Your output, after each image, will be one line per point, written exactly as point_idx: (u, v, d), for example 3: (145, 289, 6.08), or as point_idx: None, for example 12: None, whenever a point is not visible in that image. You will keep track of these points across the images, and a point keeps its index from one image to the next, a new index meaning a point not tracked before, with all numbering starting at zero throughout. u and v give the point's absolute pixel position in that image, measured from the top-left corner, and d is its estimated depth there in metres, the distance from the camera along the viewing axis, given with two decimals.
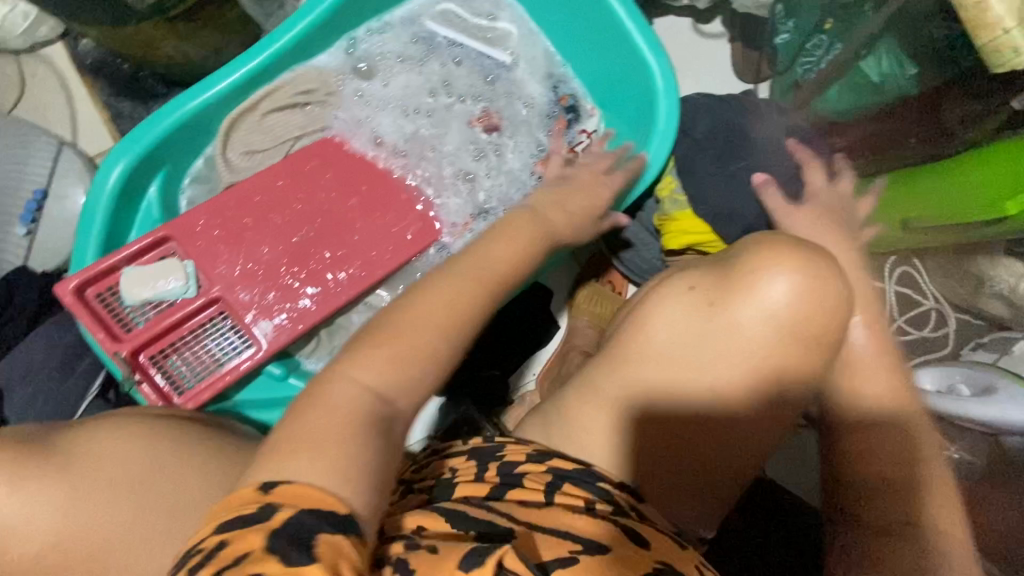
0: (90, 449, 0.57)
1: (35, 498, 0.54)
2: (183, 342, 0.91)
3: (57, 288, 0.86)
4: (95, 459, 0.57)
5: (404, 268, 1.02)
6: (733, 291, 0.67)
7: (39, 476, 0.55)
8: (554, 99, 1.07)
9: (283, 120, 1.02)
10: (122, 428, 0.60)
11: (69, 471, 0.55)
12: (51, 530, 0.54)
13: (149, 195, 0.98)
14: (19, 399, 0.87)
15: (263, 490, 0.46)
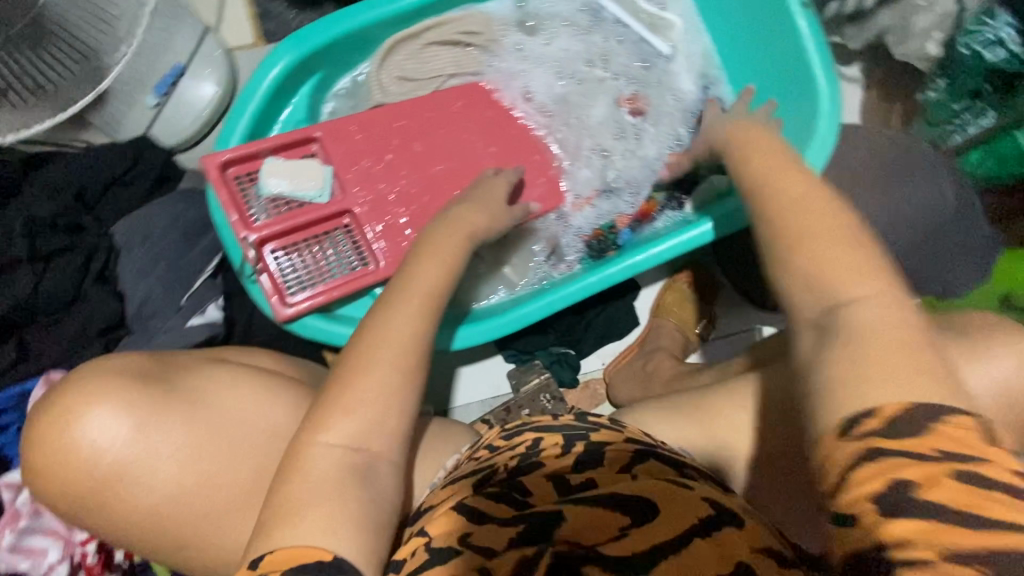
0: (215, 391, 0.70)
1: (160, 434, 0.65)
2: (305, 245, 0.92)
3: (203, 159, 0.86)
4: (205, 403, 0.69)
5: (524, 228, 1.04)
6: (958, 352, 0.65)
7: (168, 413, 0.66)
8: (702, 98, 1.07)
9: (440, 55, 1.02)
10: (228, 381, 0.72)
11: (194, 405, 0.68)
12: (176, 456, 0.65)
13: (301, 94, 0.98)
14: (134, 261, 0.85)
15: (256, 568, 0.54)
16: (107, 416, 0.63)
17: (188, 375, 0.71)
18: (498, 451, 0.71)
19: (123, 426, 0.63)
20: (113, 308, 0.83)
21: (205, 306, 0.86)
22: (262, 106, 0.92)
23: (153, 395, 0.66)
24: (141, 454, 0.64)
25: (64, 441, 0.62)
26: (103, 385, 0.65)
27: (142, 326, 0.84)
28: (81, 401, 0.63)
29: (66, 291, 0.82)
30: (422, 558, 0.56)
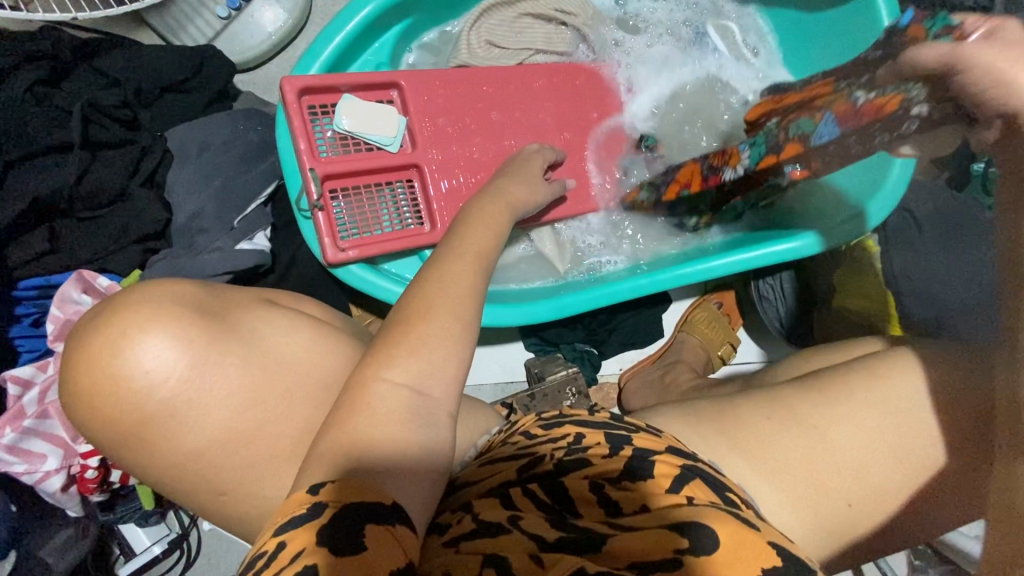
0: (271, 336, 0.61)
1: (213, 377, 0.55)
2: (365, 190, 0.88)
3: (281, 80, 0.81)
4: (255, 339, 0.59)
5: (573, 218, 1.02)
6: None
7: (227, 353, 0.57)
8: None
9: (533, 28, 0.99)
10: (275, 322, 0.62)
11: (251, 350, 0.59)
12: (229, 402, 0.56)
13: (385, 38, 0.95)
14: (188, 172, 0.81)
15: (313, 490, 0.43)
16: (160, 347, 0.53)
17: (244, 315, 0.61)
18: (535, 436, 0.65)
19: (179, 362, 0.54)
20: (159, 215, 0.78)
21: (256, 232, 0.81)
22: (347, 42, 0.88)
23: (209, 331, 0.57)
24: (189, 395, 0.54)
25: (109, 369, 0.52)
26: (157, 310, 0.55)
27: (186, 240, 0.79)
28: (136, 327, 0.53)
29: (112, 188, 0.77)
30: (467, 526, 0.53)
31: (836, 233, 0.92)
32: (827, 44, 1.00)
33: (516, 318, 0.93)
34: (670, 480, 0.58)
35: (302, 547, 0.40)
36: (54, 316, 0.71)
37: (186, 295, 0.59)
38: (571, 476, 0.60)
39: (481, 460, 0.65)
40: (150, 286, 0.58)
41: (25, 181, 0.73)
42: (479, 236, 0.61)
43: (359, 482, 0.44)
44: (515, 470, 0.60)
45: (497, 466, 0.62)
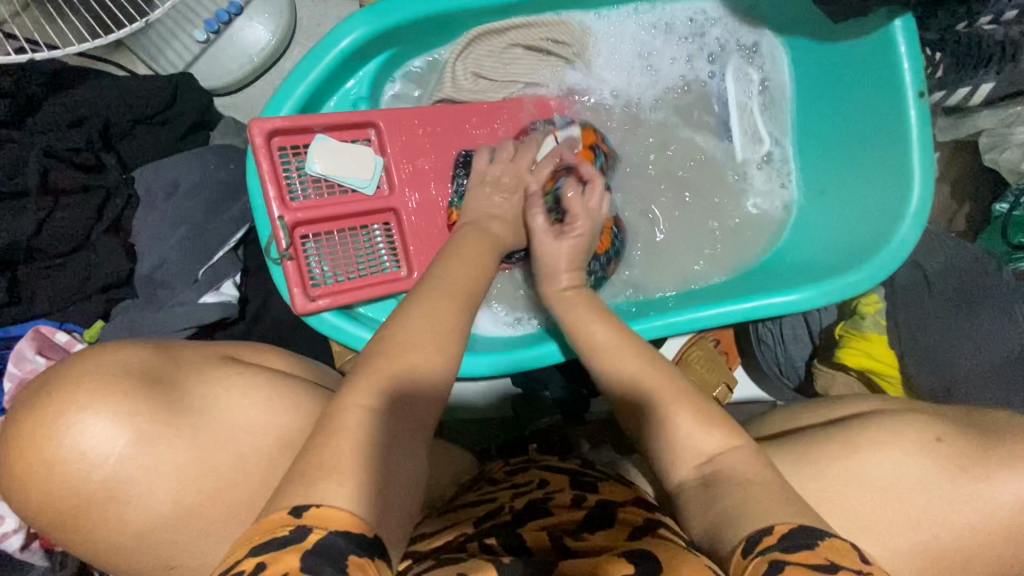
0: (225, 399, 0.60)
1: (165, 446, 0.55)
2: (338, 235, 0.84)
3: (251, 122, 0.77)
4: (215, 396, 0.60)
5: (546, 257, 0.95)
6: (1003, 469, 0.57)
7: (176, 424, 0.56)
8: (780, 163, 1.02)
9: (523, 59, 0.94)
10: (237, 379, 0.62)
11: (199, 418, 0.58)
12: (178, 472, 0.55)
13: (365, 70, 0.90)
14: (154, 218, 0.78)
15: (296, 512, 0.41)
16: (102, 426, 0.52)
17: (194, 378, 0.60)
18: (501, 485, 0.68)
19: (120, 440, 0.53)
20: (121, 265, 0.75)
21: (222, 282, 0.78)
22: (324, 75, 0.83)
23: (155, 403, 0.55)
24: (143, 472, 0.53)
25: (49, 456, 0.51)
26: (99, 385, 0.53)
27: (151, 291, 0.77)
28: (80, 399, 0.52)
29: (73, 237, 0.74)
30: (426, 561, 0.53)
31: (837, 288, 0.86)
32: (854, 85, 0.91)
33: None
34: (633, 524, 0.56)
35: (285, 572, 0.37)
36: (9, 375, 0.69)
37: (141, 353, 0.59)
38: (528, 526, 0.58)
39: (443, 513, 0.66)
40: (98, 354, 0.57)
41: None
42: (435, 320, 0.57)
43: (359, 515, 0.42)
44: (475, 519, 0.61)
45: (459, 514, 0.64)
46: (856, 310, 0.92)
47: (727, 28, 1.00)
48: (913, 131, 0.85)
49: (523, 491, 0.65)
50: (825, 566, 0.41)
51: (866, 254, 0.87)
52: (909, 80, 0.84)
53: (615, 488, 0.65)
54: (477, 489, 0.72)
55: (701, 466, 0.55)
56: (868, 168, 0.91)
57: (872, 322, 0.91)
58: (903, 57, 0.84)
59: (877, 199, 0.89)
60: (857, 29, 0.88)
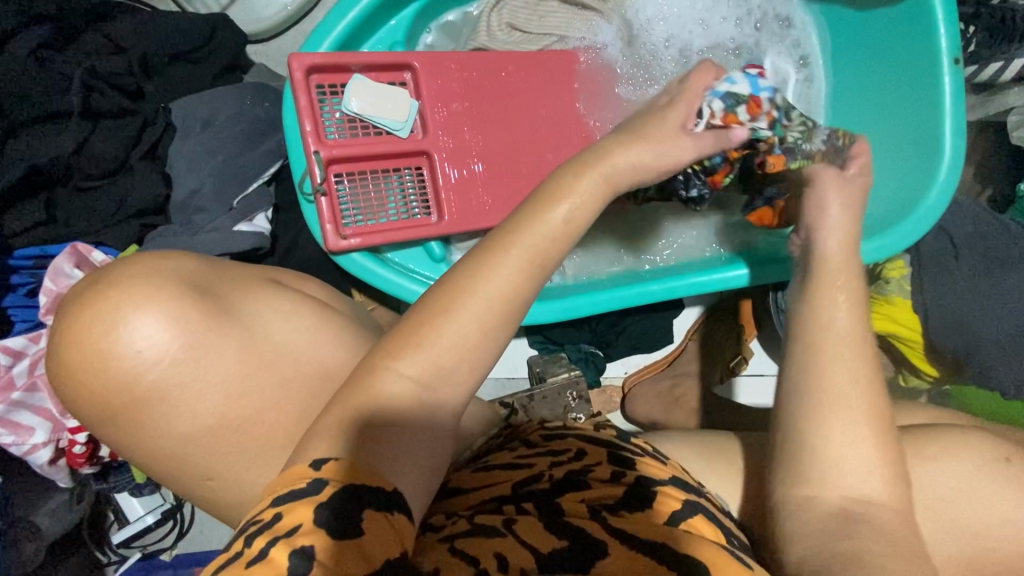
0: (267, 320, 0.58)
1: (211, 356, 0.53)
2: (370, 176, 0.85)
3: (290, 56, 0.77)
4: (253, 316, 0.57)
5: None
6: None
7: (225, 334, 0.55)
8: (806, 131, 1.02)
9: (558, 13, 0.94)
10: (279, 303, 0.60)
11: (247, 328, 0.56)
12: (225, 384, 0.54)
13: (401, 16, 0.90)
14: (190, 146, 0.78)
15: (315, 466, 0.40)
16: (151, 326, 0.51)
17: (239, 292, 0.59)
18: (535, 446, 0.63)
19: (174, 336, 0.52)
20: (157, 189, 0.76)
21: (255, 214, 0.79)
22: (362, 15, 0.84)
23: (205, 311, 0.54)
24: (187, 364, 0.52)
25: (108, 341, 0.50)
26: (158, 283, 0.53)
27: (184, 218, 0.77)
28: (125, 303, 0.51)
29: (113, 159, 0.75)
30: (463, 527, 0.52)
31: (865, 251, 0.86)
32: (889, 52, 0.92)
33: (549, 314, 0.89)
34: (670, 512, 0.55)
35: (300, 523, 0.38)
36: (45, 289, 0.70)
37: (185, 269, 0.57)
38: (567, 498, 0.56)
39: (477, 465, 0.62)
40: (153, 261, 0.57)
41: (28, 146, 0.72)
42: None
43: (355, 462, 0.41)
44: (510, 485, 0.57)
45: (489, 477, 0.59)
46: (880, 274, 0.92)
47: None
48: (946, 100, 0.86)
49: (561, 461, 0.60)
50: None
51: (893, 219, 0.87)
52: (945, 46, 0.85)
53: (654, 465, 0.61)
54: (508, 448, 0.65)
55: (851, 502, 0.51)
56: (897, 135, 0.92)
57: (896, 287, 0.90)
58: (939, 23, 0.85)
59: (906, 166, 0.90)
60: None
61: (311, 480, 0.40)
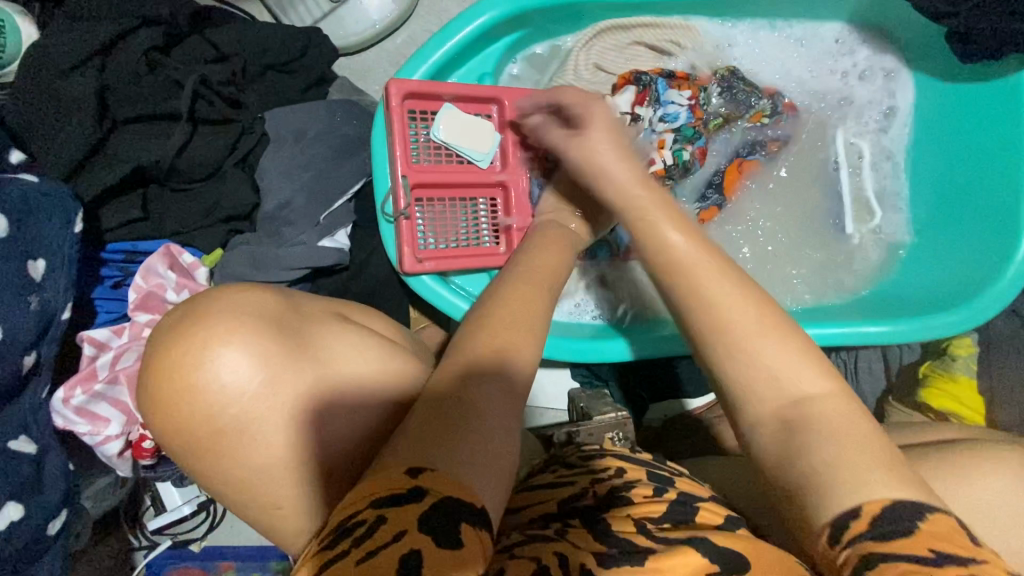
0: (344, 360, 0.49)
1: (293, 394, 0.45)
2: (448, 203, 0.86)
3: (389, 80, 0.79)
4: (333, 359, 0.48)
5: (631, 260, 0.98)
6: None
7: (303, 376, 0.46)
8: (883, 199, 1.01)
9: (644, 59, 0.96)
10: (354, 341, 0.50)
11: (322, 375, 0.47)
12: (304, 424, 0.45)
13: (493, 48, 0.91)
14: (282, 158, 0.80)
15: (412, 474, 0.38)
16: (233, 365, 0.43)
17: (316, 328, 0.49)
18: (576, 467, 0.64)
19: (257, 377, 0.44)
20: (248, 199, 0.78)
21: (338, 229, 0.81)
22: (459, 46, 0.85)
23: (284, 349, 0.46)
24: (264, 405, 0.44)
25: (181, 380, 0.43)
26: (237, 320, 0.44)
27: (270, 229, 0.79)
28: (207, 339, 0.43)
29: (207, 164, 0.77)
30: (516, 538, 0.50)
31: (935, 325, 0.86)
32: (976, 127, 0.91)
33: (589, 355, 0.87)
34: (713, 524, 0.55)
35: (406, 529, 0.36)
36: (135, 286, 0.71)
37: (257, 305, 0.47)
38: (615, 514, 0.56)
39: (521, 486, 0.63)
40: (231, 290, 0.47)
41: (128, 145, 0.73)
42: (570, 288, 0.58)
43: (462, 475, 0.39)
44: (556, 503, 0.58)
45: (536, 496, 0.60)
46: (947, 350, 0.91)
47: (857, 54, 0.99)
48: None
49: (603, 478, 0.61)
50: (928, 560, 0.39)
51: (966, 296, 0.87)
52: None
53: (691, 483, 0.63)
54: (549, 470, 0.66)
55: (787, 411, 0.48)
56: (977, 214, 0.91)
57: (962, 365, 0.89)
58: None
59: (984, 246, 0.89)
60: (988, 69, 0.88)
61: (410, 491, 0.37)
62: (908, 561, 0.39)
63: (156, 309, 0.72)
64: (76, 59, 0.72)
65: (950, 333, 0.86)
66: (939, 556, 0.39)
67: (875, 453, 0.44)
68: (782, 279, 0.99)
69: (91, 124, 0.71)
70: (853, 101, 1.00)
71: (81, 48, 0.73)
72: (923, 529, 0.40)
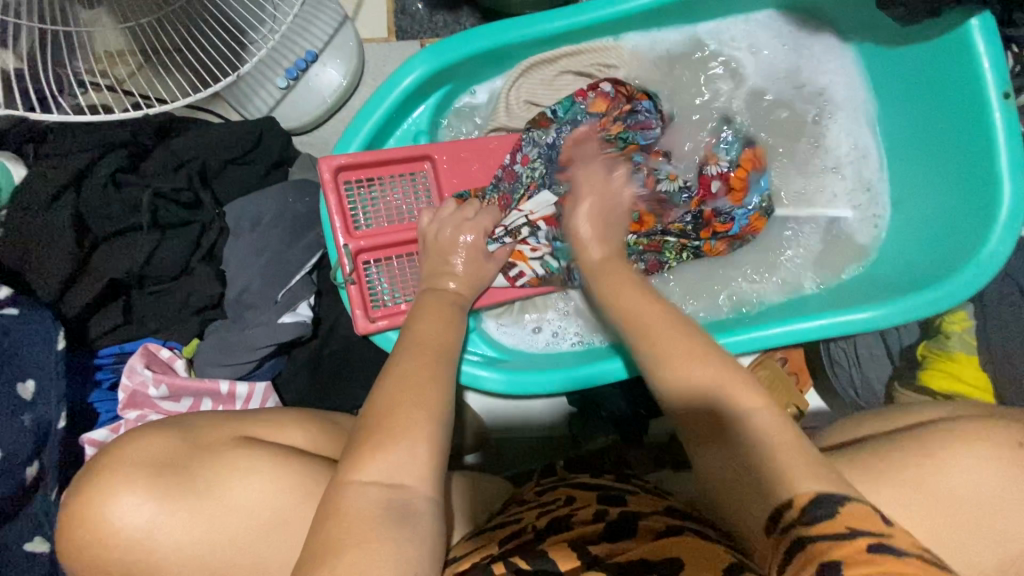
0: (229, 490, 0.61)
1: (177, 517, 0.58)
2: (399, 258, 0.91)
3: (320, 159, 0.86)
4: (222, 485, 0.61)
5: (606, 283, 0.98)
6: None
7: (185, 500, 0.59)
8: (855, 192, 0.97)
9: (573, 85, 0.97)
10: (250, 462, 0.63)
11: (215, 497, 0.60)
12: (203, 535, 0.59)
13: (426, 104, 0.96)
14: (241, 246, 0.87)
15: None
16: (134, 507, 0.57)
17: (212, 464, 0.62)
18: (526, 505, 0.74)
19: (143, 519, 0.57)
20: (213, 289, 0.85)
21: (299, 304, 0.86)
22: (387, 112, 0.90)
23: (177, 488, 0.59)
24: (150, 547, 0.57)
25: (96, 519, 0.57)
26: (123, 474, 0.58)
27: (236, 313, 0.86)
28: (104, 491, 0.57)
29: (176, 263, 0.84)
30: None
31: (918, 303, 0.81)
32: (931, 88, 0.87)
33: (582, 378, 0.89)
34: (653, 531, 0.63)
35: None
36: (123, 386, 0.79)
37: (141, 473, 0.59)
38: (549, 541, 0.63)
39: (471, 535, 0.72)
40: (133, 442, 0.62)
41: (103, 263, 0.82)
42: None
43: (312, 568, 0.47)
44: (498, 542, 0.66)
45: (486, 536, 0.69)
46: (939, 328, 0.86)
47: (791, 42, 0.98)
48: (997, 142, 0.80)
49: (550, 509, 0.71)
50: (844, 534, 0.45)
51: (952, 267, 0.82)
52: (991, 81, 0.79)
53: (644, 500, 0.71)
54: (505, 511, 0.76)
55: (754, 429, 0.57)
56: (954, 181, 0.86)
57: (959, 343, 0.84)
58: (981, 57, 0.79)
59: (961, 210, 0.85)
60: (929, 30, 0.84)
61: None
62: (825, 538, 0.45)
63: (143, 405, 0.80)
64: (53, 189, 0.81)
65: (942, 309, 0.81)
66: (853, 532, 0.45)
67: (810, 466, 0.52)
68: (756, 277, 0.97)
69: (70, 248, 0.80)
70: (799, 99, 0.98)
71: (57, 179, 0.81)
72: (841, 513, 0.47)
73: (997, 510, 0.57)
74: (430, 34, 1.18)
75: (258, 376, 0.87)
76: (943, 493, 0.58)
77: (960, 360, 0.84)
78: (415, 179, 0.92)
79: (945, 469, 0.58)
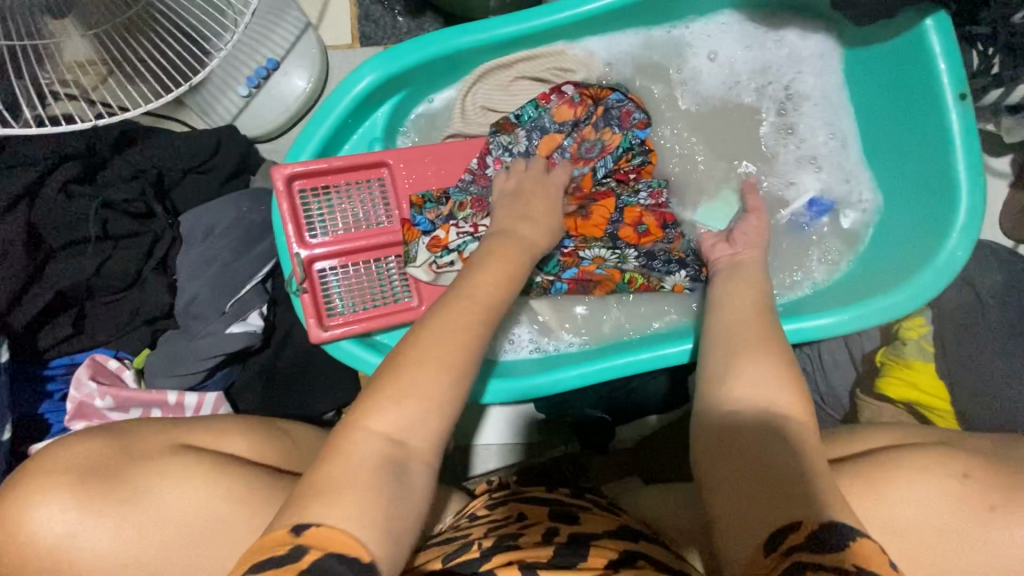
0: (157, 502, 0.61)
1: (101, 523, 0.58)
2: (355, 267, 0.91)
3: (273, 168, 0.86)
4: (149, 491, 0.61)
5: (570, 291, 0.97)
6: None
7: (110, 508, 0.59)
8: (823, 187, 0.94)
9: (530, 90, 0.96)
10: (180, 470, 0.63)
11: (137, 511, 0.59)
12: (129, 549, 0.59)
13: (381, 111, 0.95)
14: (193, 256, 0.87)
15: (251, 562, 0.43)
16: (57, 514, 0.57)
17: (141, 469, 0.62)
18: (477, 521, 0.73)
19: (67, 526, 0.57)
20: (164, 299, 0.85)
21: (248, 313, 0.86)
22: (339, 121, 0.90)
23: (102, 494, 0.59)
24: (73, 555, 0.57)
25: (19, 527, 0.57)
26: (47, 480, 0.58)
27: (186, 323, 0.86)
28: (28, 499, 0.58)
29: (127, 274, 0.84)
30: None
31: (875, 309, 0.79)
32: (892, 88, 0.85)
33: (540, 386, 0.88)
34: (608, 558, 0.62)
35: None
36: (72, 397, 0.81)
37: (66, 477, 0.59)
38: (494, 561, 0.61)
39: (423, 548, 0.71)
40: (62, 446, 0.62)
41: (54, 273, 0.82)
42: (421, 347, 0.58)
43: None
44: (442, 560, 0.65)
45: (433, 552, 0.68)
46: (896, 335, 0.84)
47: (754, 40, 0.95)
48: (956, 144, 0.78)
49: (499, 527, 0.69)
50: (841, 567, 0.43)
51: (911, 272, 0.80)
52: (946, 81, 0.78)
53: (596, 519, 0.71)
54: (455, 525, 0.75)
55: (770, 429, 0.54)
56: (917, 183, 0.84)
57: (914, 348, 0.82)
58: (939, 57, 0.78)
59: (922, 213, 0.83)
60: (887, 29, 0.82)
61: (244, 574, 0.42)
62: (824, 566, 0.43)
63: (91, 415, 0.81)
64: (5, 200, 0.80)
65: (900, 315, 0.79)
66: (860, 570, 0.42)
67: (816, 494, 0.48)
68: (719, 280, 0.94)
69: (21, 259, 0.79)
70: (763, 101, 0.96)
71: (9, 189, 0.81)
72: (852, 548, 0.44)
73: (931, 526, 0.55)
74: (394, 40, 1.18)
75: (210, 385, 0.86)
76: (880, 511, 0.56)
77: (919, 374, 0.82)
78: (371, 186, 0.91)
79: (880, 484, 0.57)
